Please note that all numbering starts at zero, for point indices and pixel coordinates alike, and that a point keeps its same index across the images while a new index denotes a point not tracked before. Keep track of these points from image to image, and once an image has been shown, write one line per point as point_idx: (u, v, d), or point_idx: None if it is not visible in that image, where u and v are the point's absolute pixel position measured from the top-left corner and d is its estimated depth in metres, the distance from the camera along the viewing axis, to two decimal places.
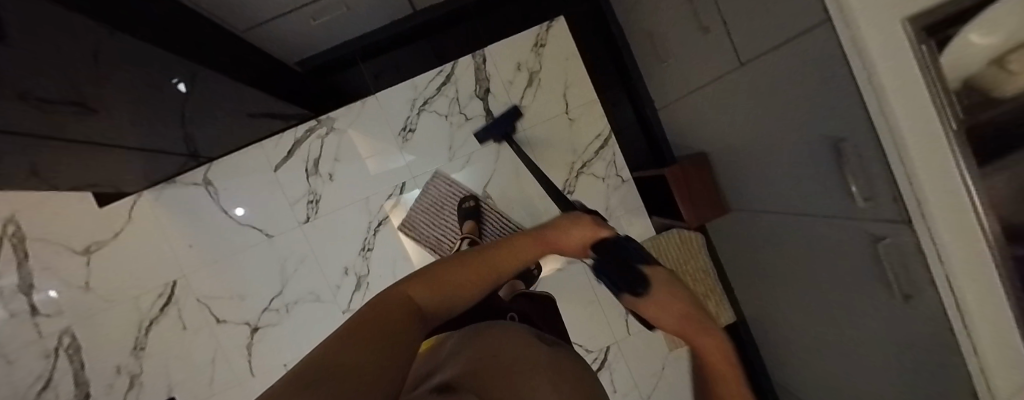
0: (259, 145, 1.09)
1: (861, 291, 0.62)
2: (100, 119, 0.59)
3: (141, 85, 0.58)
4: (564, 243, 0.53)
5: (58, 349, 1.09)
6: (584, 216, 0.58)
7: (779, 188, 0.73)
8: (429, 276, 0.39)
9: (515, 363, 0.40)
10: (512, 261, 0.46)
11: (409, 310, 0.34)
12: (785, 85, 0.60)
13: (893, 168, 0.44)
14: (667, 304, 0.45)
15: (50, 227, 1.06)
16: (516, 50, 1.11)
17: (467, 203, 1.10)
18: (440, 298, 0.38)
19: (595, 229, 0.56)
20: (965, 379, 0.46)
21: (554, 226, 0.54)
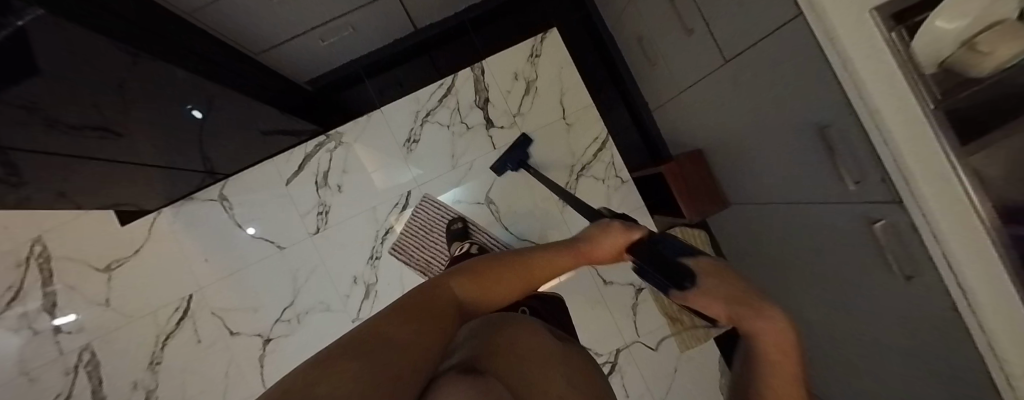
0: (271, 160, 1.14)
1: (862, 275, 0.62)
2: (120, 137, 0.63)
3: (154, 103, 0.62)
4: (596, 253, 0.57)
5: (78, 366, 1.11)
6: (614, 222, 0.60)
7: (774, 178, 0.75)
8: (472, 273, 0.45)
9: (528, 352, 0.42)
10: (549, 269, 0.53)
11: (453, 306, 0.39)
12: (769, 76, 0.63)
13: (875, 146, 0.45)
14: (713, 294, 0.39)
15: (75, 246, 1.11)
16: (512, 61, 1.16)
17: (455, 225, 1.11)
18: (481, 295, 0.44)
19: (626, 233, 0.58)
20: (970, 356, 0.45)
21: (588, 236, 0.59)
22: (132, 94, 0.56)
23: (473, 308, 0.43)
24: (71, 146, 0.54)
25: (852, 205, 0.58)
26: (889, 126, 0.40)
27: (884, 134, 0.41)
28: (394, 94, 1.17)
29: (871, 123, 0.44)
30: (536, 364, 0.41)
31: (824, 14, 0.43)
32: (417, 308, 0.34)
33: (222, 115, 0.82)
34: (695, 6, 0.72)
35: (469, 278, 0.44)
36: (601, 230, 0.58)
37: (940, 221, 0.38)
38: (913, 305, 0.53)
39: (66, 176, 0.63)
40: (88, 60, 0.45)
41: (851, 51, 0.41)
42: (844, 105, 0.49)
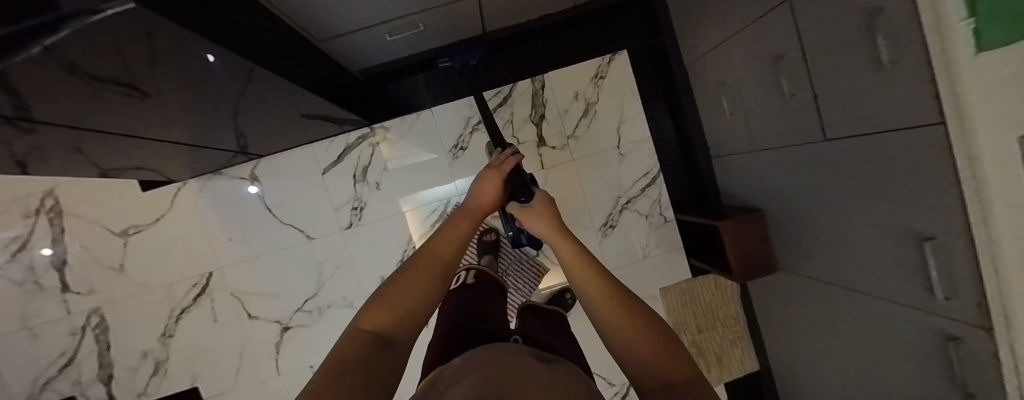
0: (311, 147, 1.09)
1: (922, 379, 0.63)
2: (161, 116, 0.57)
3: (204, 88, 0.55)
4: (486, 198, 0.66)
5: (84, 328, 1.08)
6: (486, 173, 0.71)
7: (843, 262, 0.74)
8: (382, 297, 0.40)
9: (516, 377, 0.37)
10: (454, 239, 0.52)
11: (366, 342, 0.35)
12: (871, 172, 0.61)
13: (987, 280, 0.45)
14: (541, 216, 0.67)
15: (92, 205, 1.06)
16: (575, 79, 1.11)
17: (487, 236, 1.14)
18: (405, 315, 0.40)
19: (501, 171, 0.72)
20: None
21: (474, 193, 0.66)
22: (189, 79, 0.50)
23: (400, 331, 0.38)
24: (106, 121, 0.48)
25: (930, 315, 0.58)
26: (1017, 277, 0.39)
27: (1009, 284, 0.40)
28: (447, 94, 1.12)
29: (990, 261, 0.43)
30: (528, 385, 0.35)
31: (973, 144, 0.40)
32: (343, 365, 0.31)
33: (274, 100, 0.76)
34: (803, 76, 0.69)
35: (374, 308, 0.39)
36: (478, 184, 0.67)
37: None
38: None
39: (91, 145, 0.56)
40: (153, 44, 0.38)
41: (992, 190, 0.40)
42: (962, 230, 0.48)
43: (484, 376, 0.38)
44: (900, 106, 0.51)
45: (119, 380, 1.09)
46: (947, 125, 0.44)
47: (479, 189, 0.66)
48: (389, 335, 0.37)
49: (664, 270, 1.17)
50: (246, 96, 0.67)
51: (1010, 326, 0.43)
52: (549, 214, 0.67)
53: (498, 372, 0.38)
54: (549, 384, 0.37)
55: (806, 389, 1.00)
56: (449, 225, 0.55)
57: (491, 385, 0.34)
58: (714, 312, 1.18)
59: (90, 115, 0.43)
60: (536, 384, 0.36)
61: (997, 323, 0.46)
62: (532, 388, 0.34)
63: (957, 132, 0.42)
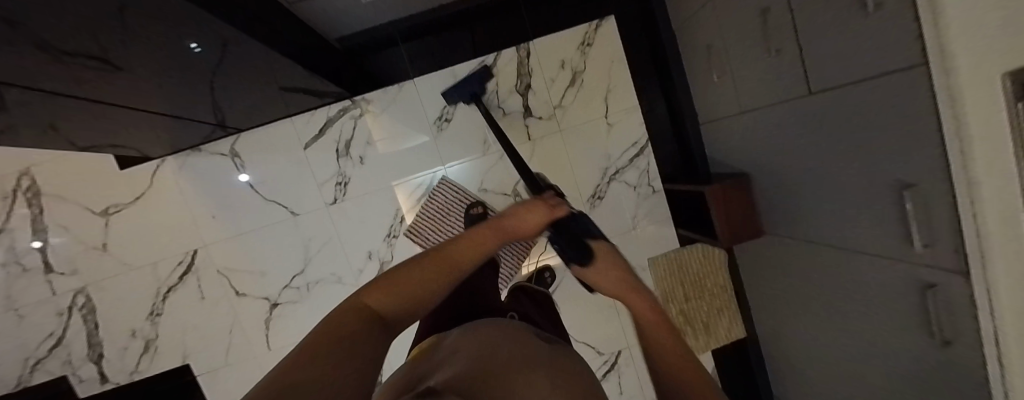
0: (292, 120, 1.06)
1: (898, 330, 0.64)
2: (132, 83, 0.55)
3: (170, 51, 0.53)
4: (522, 224, 0.61)
5: (71, 308, 1.07)
6: (539, 202, 0.65)
7: (826, 219, 0.74)
8: (388, 282, 0.41)
9: (510, 358, 0.41)
10: (472, 252, 0.50)
11: (369, 317, 0.35)
12: (854, 122, 0.60)
13: (964, 223, 0.44)
14: (607, 273, 0.64)
15: (69, 184, 1.03)
16: (562, 47, 1.08)
17: (474, 210, 1.05)
18: (405, 301, 0.40)
19: (553, 209, 0.65)
20: None
21: (514, 211, 0.61)
22: (155, 38, 0.48)
23: (398, 316, 0.39)
24: (74, 89, 0.47)
25: (909, 265, 0.58)
26: (992, 215, 0.39)
27: (986, 224, 0.40)
28: (430, 65, 1.09)
29: (969, 202, 0.43)
30: (518, 368, 0.38)
31: (952, 78, 0.39)
32: (340, 329, 0.31)
33: (245, 66, 0.74)
34: (789, 29, 0.67)
35: (379, 289, 0.39)
36: (524, 209, 0.62)
37: (1011, 308, 0.39)
38: (952, 368, 0.54)
39: (59, 115, 0.55)
40: None
41: (970, 127, 0.39)
42: (942, 174, 0.47)
43: (478, 357, 0.41)
44: (884, 47, 0.49)
45: (111, 359, 1.09)
46: (928, 63, 0.42)
47: (522, 214, 0.61)
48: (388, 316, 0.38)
49: (651, 241, 1.18)
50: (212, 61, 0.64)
51: (985, 267, 0.43)
52: (618, 270, 0.64)
53: (492, 354, 0.42)
54: (542, 365, 0.40)
55: (790, 352, 1.02)
56: (473, 236, 0.53)
57: (485, 368, 0.38)
58: (701, 281, 1.15)
59: (57, 79, 0.42)
60: (530, 365, 0.39)
61: (974, 266, 0.45)
62: (525, 372, 0.37)
63: (937, 68, 0.41)
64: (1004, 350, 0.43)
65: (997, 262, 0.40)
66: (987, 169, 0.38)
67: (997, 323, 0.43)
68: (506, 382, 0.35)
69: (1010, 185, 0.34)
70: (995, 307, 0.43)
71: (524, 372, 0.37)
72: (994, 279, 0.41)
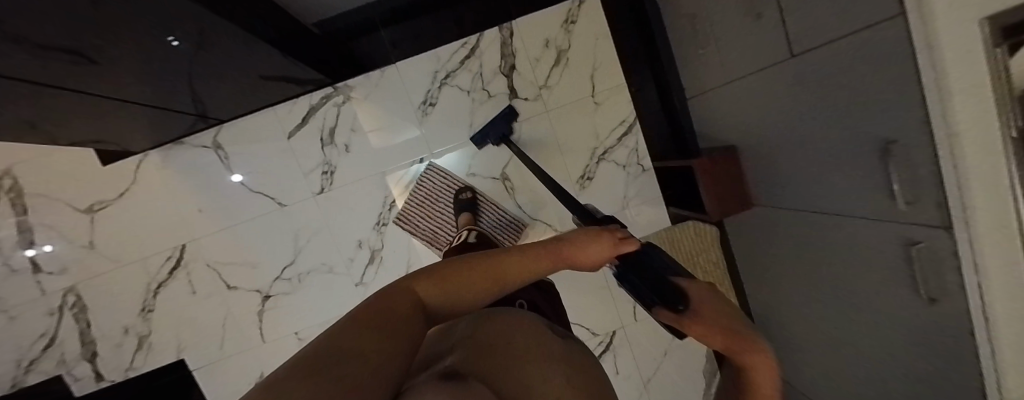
0: (273, 109, 1.05)
1: (885, 292, 0.64)
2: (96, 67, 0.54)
3: (133, 31, 0.52)
4: (579, 255, 0.52)
5: (62, 307, 1.06)
6: (607, 234, 0.56)
7: (812, 185, 0.74)
8: (439, 273, 0.39)
9: (526, 349, 0.41)
10: (523, 273, 0.46)
11: (413, 305, 0.34)
12: (835, 81, 0.59)
13: (946, 174, 0.44)
14: (708, 315, 0.40)
15: (50, 182, 1.02)
16: (545, 26, 1.06)
17: (463, 195, 1.08)
18: (448, 298, 0.39)
19: (614, 247, 0.55)
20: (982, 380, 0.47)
21: (576, 240, 0.53)
22: (111, 16, 0.47)
23: (438, 308, 0.38)
24: (34, 72, 0.46)
25: (893, 224, 0.58)
26: (973, 161, 0.38)
27: (967, 172, 0.39)
28: (412, 48, 1.07)
29: (947, 150, 0.42)
30: (531, 362, 0.39)
31: (929, 20, 0.38)
32: (384, 311, 0.30)
33: (215, 49, 0.72)
34: None
35: (431, 278, 0.38)
36: (587, 238, 0.54)
37: (990, 254, 0.39)
38: (936, 325, 0.54)
39: (26, 103, 0.54)
40: None
41: (949, 70, 0.37)
42: (921, 126, 0.46)
43: (493, 341, 0.41)
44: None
45: (105, 356, 1.09)
46: (904, 7, 0.41)
47: (584, 243, 0.53)
48: (426, 303, 0.37)
49: (643, 220, 1.17)
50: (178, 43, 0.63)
51: (968, 217, 0.42)
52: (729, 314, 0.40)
53: (506, 341, 0.42)
54: (556, 361, 0.40)
55: (783, 324, 1.03)
56: (530, 253, 0.48)
57: (499, 360, 0.38)
58: (694, 258, 1.15)
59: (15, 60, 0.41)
60: (544, 363, 0.39)
61: (956, 218, 0.45)
62: (540, 372, 0.37)
63: (913, 11, 0.39)
64: (988, 300, 0.42)
65: (979, 209, 0.39)
66: (966, 112, 0.37)
67: (980, 274, 0.42)
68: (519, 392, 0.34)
69: (988, 125, 0.33)
70: (978, 257, 0.42)
71: (539, 373, 0.37)
72: (977, 228, 0.40)
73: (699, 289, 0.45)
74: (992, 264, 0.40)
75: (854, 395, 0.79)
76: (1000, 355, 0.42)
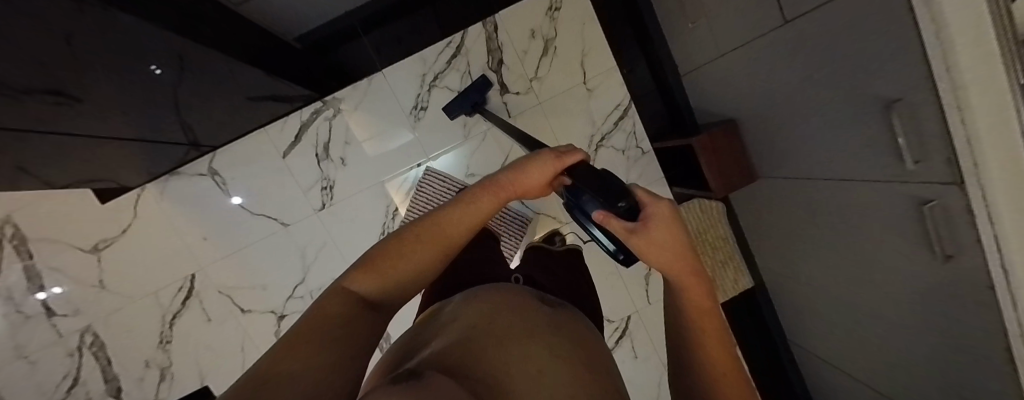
0: (264, 130, 1.04)
1: (898, 253, 0.64)
2: (78, 102, 0.53)
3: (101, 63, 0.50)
4: (522, 187, 0.49)
5: (81, 347, 1.07)
6: (544, 149, 0.50)
7: (815, 153, 0.73)
8: (374, 262, 0.38)
9: (508, 328, 0.41)
10: (467, 224, 0.44)
11: (355, 299, 0.34)
12: (830, 44, 0.58)
13: (955, 129, 0.43)
14: (659, 241, 0.36)
15: (54, 226, 1.02)
16: (530, 15, 1.04)
17: None
18: (394, 283, 0.39)
19: (560, 159, 0.48)
20: (1006, 332, 0.47)
21: (513, 169, 0.49)
22: (77, 50, 0.44)
23: (390, 295, 0.38)
24: (17, 114, 0.45)
25: (903, 184, 0.57)
26: (983, 114, 0.37)
27: (975, 125, 0.38)
28: (398, 53, 1.06)
29: (954, 104, 0.41)
30: (513, 341, 0.38)
31: None
32: (345, 306, 0.32)
33: (196, 73, 0.70)
34: None
35: (364, 270, 0.37)
36: (526, 161, 0.49)
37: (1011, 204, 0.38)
38: (953, 282, 0.54)
39: (15, 148, 0.53)
40: None
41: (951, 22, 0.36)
42: (922, 82, 0.45)
43: (474, 326, 0.41)
44: None
45: (129, 391, 1.10)
46: None
47: (525, 168, 0.48)
48: (377, 300, 0.36)
49: None
50: (156, 68, 0.61)
51: (979, 170, 0.41)
52: (669, 230, 0.37)
53: (488, 323, 0.41)
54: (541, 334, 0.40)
55: (798, 292, 1.02)
56: (467, 199, 0.45)
57: (480, 341, 0.38)
58: (703, 235, 1.13)
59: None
60: (528, 338, 0.39)
61: (968, 172, 0.44)
62: (521, 346, 0.37)
63: None
64: (1008, 252, 0.41)
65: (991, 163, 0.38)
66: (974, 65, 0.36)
67: (997, 226, 0.41)
68: (490, 357, 0.35)
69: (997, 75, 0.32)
70: (995, 211, 0.41)
71: (521, 344, 0.38)
72: (991, 180, 0.39)
73: (659, 204, 0.39)
74: (1009, 215, 0.39)
75: (877, 357, 0.79)
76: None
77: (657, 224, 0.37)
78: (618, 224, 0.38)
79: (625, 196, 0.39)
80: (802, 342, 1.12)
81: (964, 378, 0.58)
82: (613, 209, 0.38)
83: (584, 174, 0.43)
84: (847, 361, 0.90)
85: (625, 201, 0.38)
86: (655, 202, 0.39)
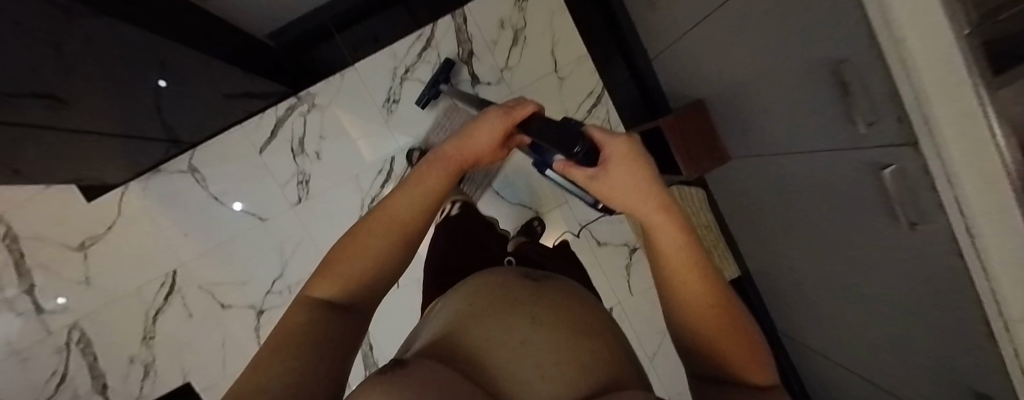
0: (241, 126, 1.07)
1: (860, 226, 0.61)
2: (38, 97, 0.55)
3: (71, 60, 0.53)
4: (475, 151, 0.46)
5: (68, 344, 1.10)
6: (489, 109, 0.47)
7: (778, 128, 0.71)
8: (330, 266, 0.34)
9: (489, 303, 0.40)
10: (426, 197, 0.40)
11: (319, 305, 0.31)
12: (774, 8, 0.56)
13: (902, 85, 0.38)
14: (617, 181, 0.38)
15: (41, 224, 1.05)
16: (497, 7, 1.06)
17: None
18: (359, 283, 0.34)
19: (509, 115, 0.47)
20: (977, 306, 0.43)
21: (460, 136, 0.45)
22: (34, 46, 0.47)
23: (363, 298, 0.35)
24: None
25: (855, 152, 0.54)
26: (921, 58, 0.32)
27: (915, 73, 0.34)
28: (369, 48, 1.07)
29: (891, 54, 0.37)
30: (500, 308, 0.39)
31: None
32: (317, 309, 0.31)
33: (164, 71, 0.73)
34: None
35: (322, 276, 0.33)
36: (472, 124, 0.46)
37: (961, 161, 0.33)
38: (914, 252, 0.51)
39: None
40: None
41: None
42: (856, 38, 0.43)
43: (458, 310, 0.40)
44: None
45: (114, 387, 1.12)
46: None
47: (472, 132, 0.45)
48: (346, 303, 0.33)
49: None
50: (162, 80, 0.73)
51: (932, 131, 0.36)
52: (630, 169, 0.39)
53: (468, 304, 0.41)
54: (529, 305, 0.40)
55: (780, 278, 0.99)
56: (420, 173, 0.41)
57: (462, 320, 0.38)
58: None
59: None
60: (512, 309, 0.39)
61: (921, 131, 0.39)
62: (507, 317, 0.38)
63: None
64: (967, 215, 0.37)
65: (936, 117, 0.33)
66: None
67: (954, 188, 0.37)
68: (477, 326, 0.36)
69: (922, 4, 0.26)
70: (953, 174, 0.36)
71: (508, 315, 0.38)
72: (942, 137, 0.34)
73: (613, 143, 0.41)
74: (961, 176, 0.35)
75: (861, 342, 0.74)
76: (986, 273, 0.38)
77: (615, 165, 0.39)
78: (578, 171, 0.42)
79: (580, 141, 0.41)
80: (790, 332, 1.07)
81: (942, 358, 0.54)
82: (569, 156, 0.41)
83: (541, 127, 0.44)
84: (834, 348, 0.86)
85: (579, 146, 0.40)
86: (610, 140, 0.41)
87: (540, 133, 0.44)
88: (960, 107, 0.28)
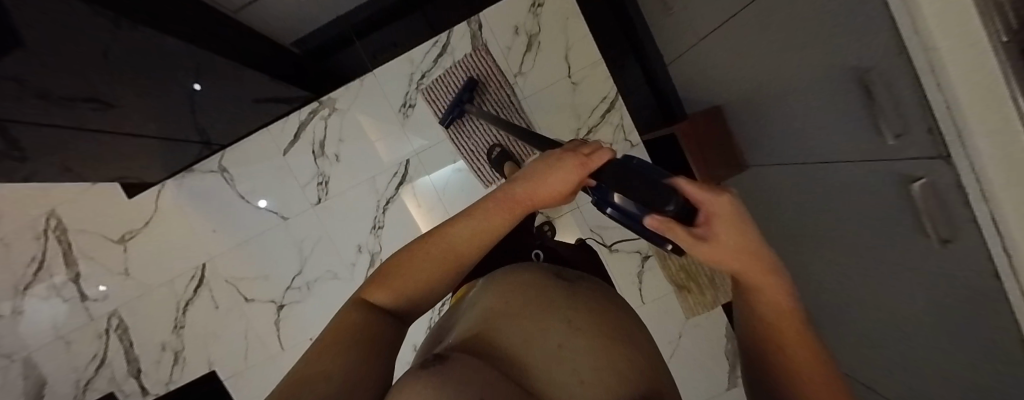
0: (266, 130, 1.12)
1: (884, 242, 0.58)
2: (77, 99, 0.59)
3: (101, 66, 0.57)
4: (538, 197, 0.39)
5: (107, 330, 1.18)
6: (567, 151, 0.38)
7: (800, 136, 0.69)
8: (390, 273, 0.36)
9: (524, 305, 0.40)
10: (477, 240, 0.38)
11: (371, 310, 0.34)
12: (793, 15, 0.55)
13: (932, 94, 0.35)
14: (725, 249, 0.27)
15: (88, 218, 1.14)
16: (513, 13, 1.07)
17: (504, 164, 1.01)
18: (405, 296, 0.36)
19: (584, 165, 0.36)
20: (1016, 333, 0.39)
21: (527, 177, 0.39)
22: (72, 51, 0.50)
23: (413, 308, 0.37)
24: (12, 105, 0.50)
25: (879, 163, 0.51)
26: (949, 66, 0.30)
27: (943, 83, 0.31)
28: (387, 54, 1.11)
29: (917, 62, 0.35)
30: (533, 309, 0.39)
31: None
32: (367, 310, 0.34)
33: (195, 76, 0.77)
34: None
35: (380, 282, 0.36)
36: (543, 166, 0.39)
37: (995, 176, 0.31)
38: (943, 271, 0.48)
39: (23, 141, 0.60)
40: None
41: None
42: (878, 46, 0.41)
43: (487, 309, 0.41)
44: None
45: (147, 372, 1.19)
46: None
47: (541, 177, 0.38)
48: (396, 310, 0.36)
49: None
50: (197, 84, 0.78)
51: (964, 143, 0.33)
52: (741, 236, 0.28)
53: (502, 304, 0.41)
54: (564, 308, 0.40)
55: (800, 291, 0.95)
56: (478, 211, 0.38)
57: (493, 323, 0.38)
58: None
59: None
60: (547, 315, 0.38)
61: (952, 142, 0.36)
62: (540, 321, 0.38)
63: None
64: (1005, 235, 0.34)
65: (970, 129, 0.31)
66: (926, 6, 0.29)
67: (990, 205, 0.34)
68: (507, 332, 0.37)
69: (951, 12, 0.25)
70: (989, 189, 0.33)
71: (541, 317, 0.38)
72: (976, 149, 0.31)
73: (722, 200, 0.28)
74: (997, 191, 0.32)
75: (885, 363, 0.70)
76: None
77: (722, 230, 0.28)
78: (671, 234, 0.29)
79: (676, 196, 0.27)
80: None
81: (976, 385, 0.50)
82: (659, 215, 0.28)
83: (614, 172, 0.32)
84: (855, 367, 0.82)
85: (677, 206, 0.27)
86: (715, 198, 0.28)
87: (612, 177, 0.32)
88: (995, 121, 0.26)
